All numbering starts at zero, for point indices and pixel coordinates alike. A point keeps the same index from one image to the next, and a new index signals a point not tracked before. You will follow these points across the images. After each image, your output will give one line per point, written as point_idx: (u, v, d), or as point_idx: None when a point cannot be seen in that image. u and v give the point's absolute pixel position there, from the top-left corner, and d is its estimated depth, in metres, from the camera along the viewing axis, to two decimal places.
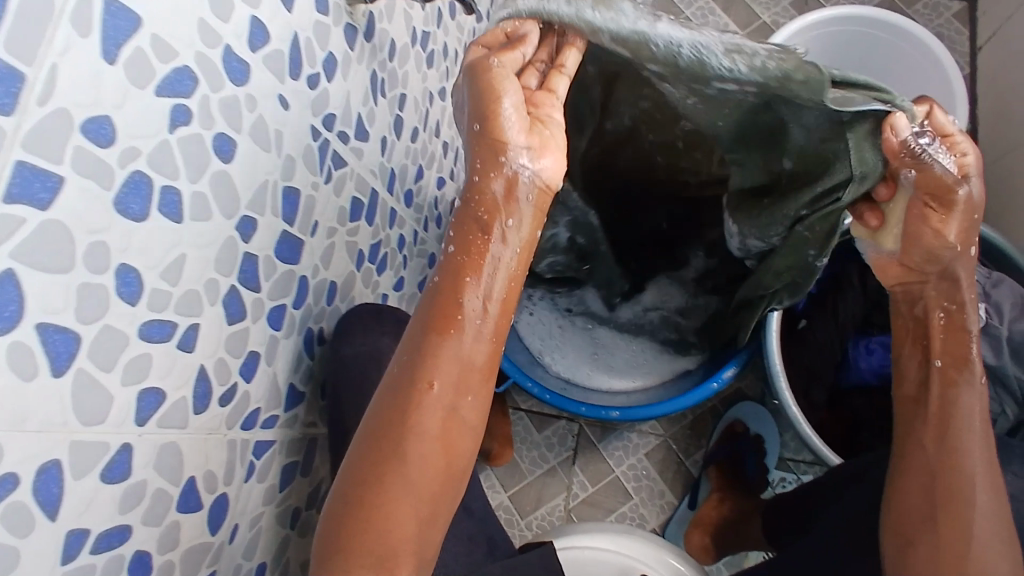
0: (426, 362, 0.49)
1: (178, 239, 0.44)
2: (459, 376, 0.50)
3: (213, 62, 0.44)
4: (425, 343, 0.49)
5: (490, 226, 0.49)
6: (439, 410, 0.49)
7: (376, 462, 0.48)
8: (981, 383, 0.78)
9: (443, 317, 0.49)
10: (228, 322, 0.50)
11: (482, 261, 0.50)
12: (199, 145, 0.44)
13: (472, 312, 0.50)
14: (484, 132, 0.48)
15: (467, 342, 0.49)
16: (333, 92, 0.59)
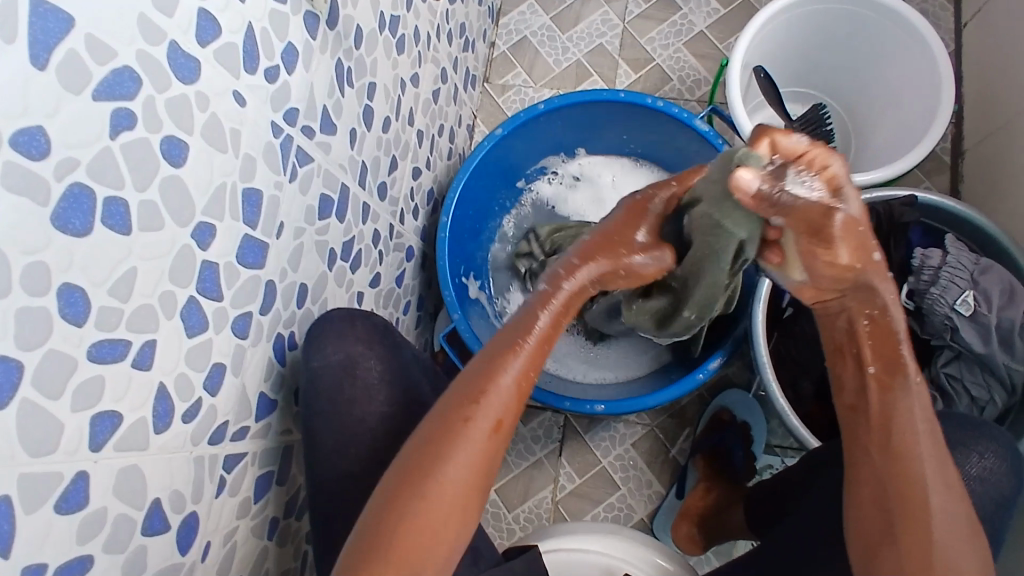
0: (490, 376, 0.53)
1: (127, 252, 0.41)
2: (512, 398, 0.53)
3: (158, 60, 0.41)
4: (478, 385, 0.52)
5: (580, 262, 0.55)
6: (489, 425, 0.52)
7: (424, 461, 0.51)
8: (970, 370, 0.76)
9: (497, 366, 0.53)
10: (187, 336, 0.47)
11: (541, 320, 0.54)
12: (146, 151, 0.41)
13: (538, 339, 0.54)
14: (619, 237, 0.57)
15: (530, 367, 0.54)
16: (294, 85, 0.56)
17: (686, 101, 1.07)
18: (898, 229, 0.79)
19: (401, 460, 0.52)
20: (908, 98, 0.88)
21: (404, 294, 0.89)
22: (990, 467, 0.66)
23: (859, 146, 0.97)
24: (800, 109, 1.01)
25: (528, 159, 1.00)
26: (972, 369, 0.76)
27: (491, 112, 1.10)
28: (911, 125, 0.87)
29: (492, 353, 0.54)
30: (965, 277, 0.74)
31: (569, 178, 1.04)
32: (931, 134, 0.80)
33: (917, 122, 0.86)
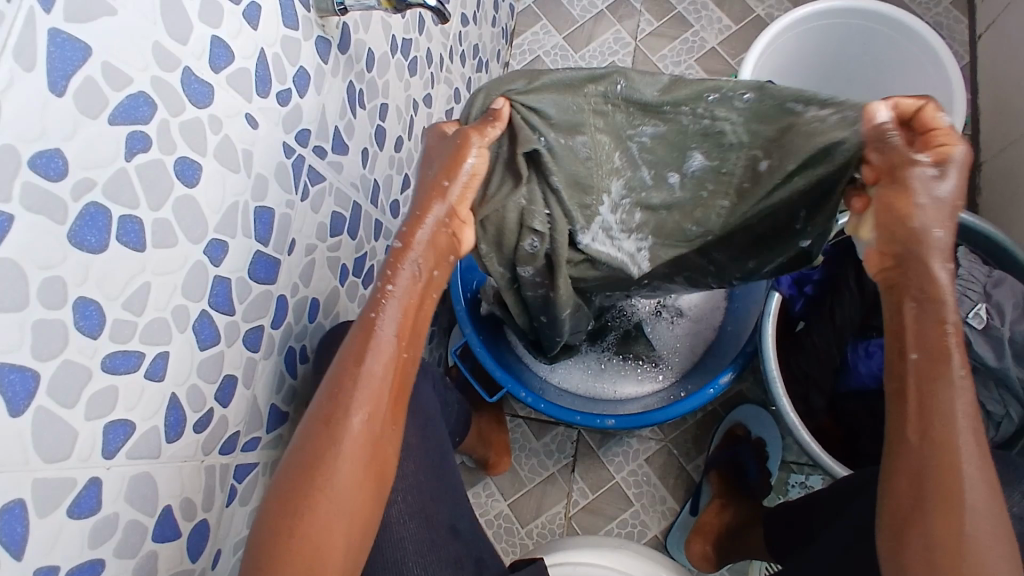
0: (350, 361, 0.53)
1: (141, 268, 0.43)
2: (376, 380, 0.53)
3: (172, 85, 0.43)
4: (337, 381, 0.52)
5: (407, 243, 0.55)
6: (357, 413, 0.52)
7: (308, 464, 0.51)
8: (985, 384, 0.75)
9: (352, 357, 0.53)
10: (199, 348, 0.49)
11: (385, 297, 0.55)
12: (160, 171, 0.43)
13: (384, 314, 0.54)
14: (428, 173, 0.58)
15: (383, 344, 0.54)
16: (306, 107, 0.59)
17: None
18: None
19: (282, 475, 0.51)
20: None
21: None
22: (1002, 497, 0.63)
23: None
24: None
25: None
26: (988, 384, 0.75)
27: None
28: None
29: (345, 343, 0.54)
30: (977, 291, 0.74)
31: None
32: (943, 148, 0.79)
33: None
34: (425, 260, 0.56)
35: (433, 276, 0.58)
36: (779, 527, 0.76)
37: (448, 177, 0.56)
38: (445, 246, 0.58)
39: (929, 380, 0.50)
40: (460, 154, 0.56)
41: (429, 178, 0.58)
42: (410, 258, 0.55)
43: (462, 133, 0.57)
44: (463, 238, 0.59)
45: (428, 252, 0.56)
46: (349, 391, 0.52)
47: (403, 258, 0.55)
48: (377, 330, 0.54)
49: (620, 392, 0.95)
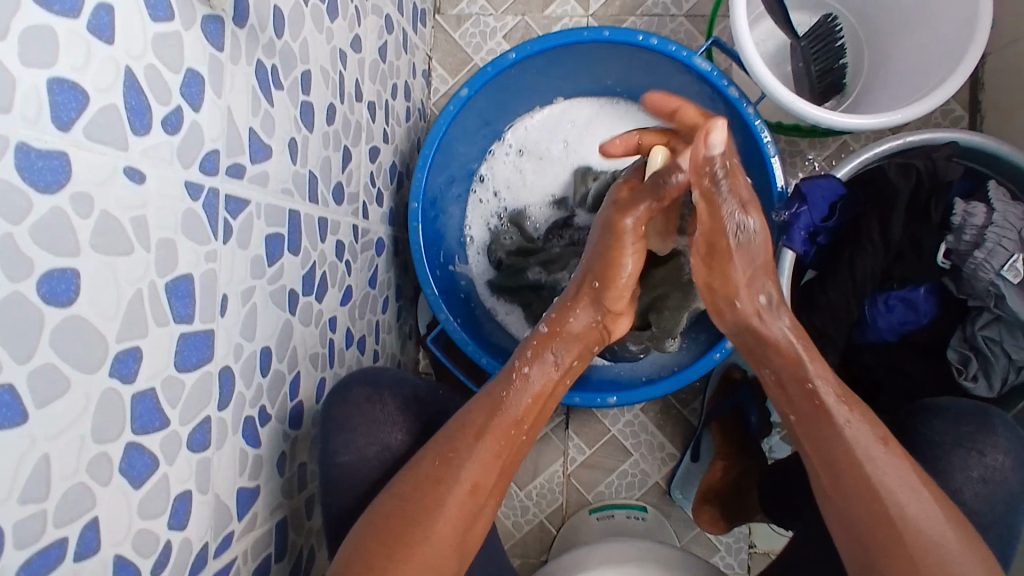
0: (473, 432, 0.55)
1: (29, 444, 0.31)
2: (490, 455, 0.54)
3: (1, 179, 0.29)
4: (450, 445, 0.54)
5: (557, 345, 0.59)
6: (462, 483, 0.53)
7: (405, 518, 0.51)
8: (1013, 332, 0.64)
9: (473, 428, 0.55)
10: (133, 488, 0.38)
11: (516, 375, 0.57)
12: (19, 306, 0.30)
13: (515, 393, 0.56)
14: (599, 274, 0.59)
15: (507, 419, 0.55)
16: (206, 121, 0.43)
17: (673, 17, 0.91)
18: (940, 187, 0.66)
19: (373, 516, 0.52)
20: (934, 15, 0.75)
21: (379, 292, 0.79)
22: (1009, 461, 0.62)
23: (870, 68, 0.84)
24: (807, 17, 0.87)
25: (495, 118, 0.85)
26: (1017, 332, 0.64)
27: (448, 51, 0.95)
28: (935, 51, 0.74)
29: (469, 413, 0.56)
30: (1015, 239, 0.62)
31: (516, 147, 0.89)
32: (962, 72, 0.68)
33: (941, 47, 0.73)
34: (567, 350, 0.59)
35: (573, 364, 0.60)
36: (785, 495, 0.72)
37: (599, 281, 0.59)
38: (591, 340, 0.61)
39: (816, 423, 0.53)
40: (621, 256, 0.58)
41: (593, 271, 0.60)
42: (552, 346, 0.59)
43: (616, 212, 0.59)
44: (613, 327, 0.62)
45: (574, 345, 0.60)
46: (454, 462, 0.53)
47: (547, 346, 0.59)
48: (507, 405, 0.56)
49: None
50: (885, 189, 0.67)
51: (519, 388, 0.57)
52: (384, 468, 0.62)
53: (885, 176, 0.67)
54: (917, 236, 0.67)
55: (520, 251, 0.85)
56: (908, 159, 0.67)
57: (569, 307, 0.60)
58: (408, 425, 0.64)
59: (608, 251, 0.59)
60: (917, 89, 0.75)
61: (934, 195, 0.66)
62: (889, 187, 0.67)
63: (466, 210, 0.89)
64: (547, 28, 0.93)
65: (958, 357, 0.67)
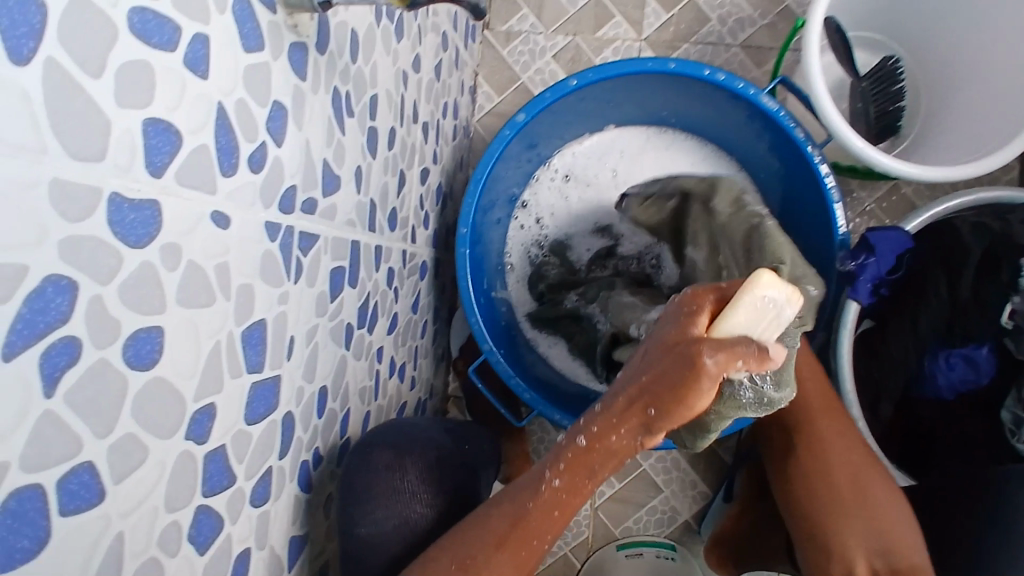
0: (494, 542, 0.46)
1: (105, 525, 0.28)
2: (511, 567, 0.46)
3: (96, 236, 0.26)
4: (468, 550, 0.46)
5: (594, 458, 0.43)
6: None
7: None
8: None
9: (494, 537, 0.46)
10: (200, 554, 0.35)
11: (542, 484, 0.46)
12: (103, 374, 0.27)
13: (541, 499, 0.45)
14: (655, 393, 0.40)
15: (531, 529, 0.46)
16: (287, 157, 0.40)
17: (728, 47, 0.89)
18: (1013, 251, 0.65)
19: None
20: (999, 69, 0.72)
21: (419, 317, 0.77)
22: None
23: (927, 113, 0.82)
24: (867, 55, 0.85)
25: (543, 143, 0.83)
26: None
27: (495, 68, 0.92)
28: (997, 106, 0.72)
29: (492, 517, 0.47)
30: None
31: (563, 173, 0.87)
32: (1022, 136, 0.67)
33: (1003, 104, 0.72)
34: (609, 465, 0.43)
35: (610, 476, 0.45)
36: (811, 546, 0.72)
37: (656, 408, 0.40)
38: (632, 457, 0.43)
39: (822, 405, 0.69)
40: (690, 390, 0.38)
41: (643, 385, 0.40)
42: (582, 472, 0.44)
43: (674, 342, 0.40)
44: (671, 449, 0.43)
45: (614, 461, 0.43)
46: (471, 573, 0.45)
47: (589, 458, 0.43)
48: (532, 512, 0.46)
49: None
50: (953, 247, 0.67)
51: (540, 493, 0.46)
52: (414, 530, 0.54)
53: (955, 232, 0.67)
54: (982, 292, 0.66)
55: (563, 284, 0.84)
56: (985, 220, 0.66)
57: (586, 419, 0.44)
58: (432, 497, 0.55)
59: (667, 373, 0.39)
60: (972, 142, 0.74)
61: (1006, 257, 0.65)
62: (960, 244, 0.66)
63: (508, 234, 0.87)
64: (598, 50, 0.91)
65: (1012, 418, 0.66)
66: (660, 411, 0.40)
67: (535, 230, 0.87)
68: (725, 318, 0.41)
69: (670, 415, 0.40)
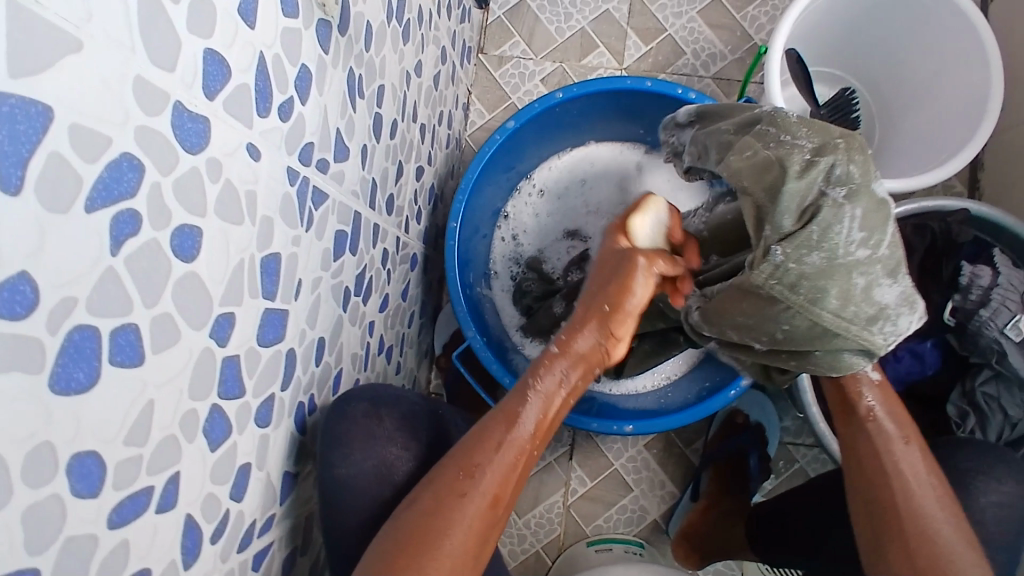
0: (487, 446, 0.51)
1: (141, 388, 0.32)
2: (506, 469, 0.51)
3: (160, 132, 0.31)
4: (466, 452, 0.51)
5: (563, 363, 0.53)
6: (480, 495, 0.49)
7: (418, 527, 0.48)
8: (1010, 390, 0.69)
9: (490, 440, 0.51)
10: (211, 451, 0.39)
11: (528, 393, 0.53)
12: (154, 254, 0.32)
13: (527, 411, 0.52)
14: (606, 291, 0.54)
15: (517, 433, 0.52)
16: (308, 115, 0.46)
17: (701, 79, 0.98)
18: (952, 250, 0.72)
19: (397, 526, 0.50)
20: (945, 100, 0.82)
21: (408, 306, 0.82)
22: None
23: (881, 141, 0.91)
24: (824, 91, 0.95)
25: (520, 163, 0.89)
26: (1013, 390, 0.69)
27: (487, 88, 1.00)
28: (942, 132, 0.81)
29: (485, 425, 0.53)
30: (1018, 301, 0.67)
31: (539, 189, 0.94)
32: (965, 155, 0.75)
33: (948, 130, 0.81)
34: (573, 371, 0.54)
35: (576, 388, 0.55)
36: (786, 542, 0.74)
37: (610, 304, 0.54)
38: (593, 362, 0.55)
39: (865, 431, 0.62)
40: (627, 280, 0.54)
41: (593, 294, 0.55)
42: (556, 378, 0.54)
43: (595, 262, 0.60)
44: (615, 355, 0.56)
45: (578, 365, 0.54)
46: (474, 475, 0.50)
47: (559, 361, 0.53)
48: (520, 421, 0.52)
49: (648, 382, 0.88)
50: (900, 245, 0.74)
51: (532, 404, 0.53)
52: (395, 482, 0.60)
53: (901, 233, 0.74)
54: (926, 290, 0.73)
55: (546, 293, 0.88)
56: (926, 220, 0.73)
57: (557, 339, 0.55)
58: (407, 440, 0.62)
59: (617, 275, 0.55)
60: (922, 163, 0.83)
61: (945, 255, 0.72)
62: (906, 244, 0.73)
63: (491, 245, 0.93)
64: (583, 76, 0.99)
65: (957, 411, 0.72)
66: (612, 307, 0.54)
67: (517, 239, 0.93)
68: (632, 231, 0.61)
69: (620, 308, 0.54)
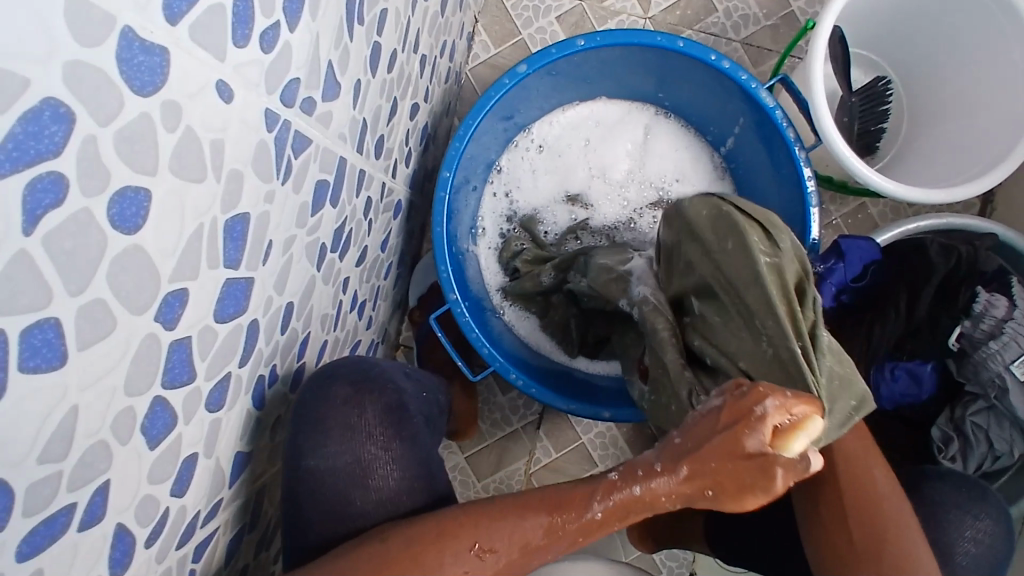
0: (514, 515, 0.48)
1: (62, 393, 0.26)
2: (529, 541, 0.47)
3: (102, 71, 0.24)
4: (484, 504, 0.50)
5: (629, 500, 0.44)
6: (487, 558, 0.47)
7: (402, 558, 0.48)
8: (999, 424, 0.70)
9: (535, 509, 0.47)
10: (148, 448, 0.33)
11: (587, 511, 0.45)
12: (86, 229, 0.25)
13: (585, 515, 0.45)
14: (716, 472, 0.41)
15: (566, 535, 0.46)
16: (297, 46, 0.38)
17: (729, 41, 0.89)
18: (972, 276, 0.71)
19: (370, 552, 0.49)
20: (984, 109, 0.76)
21: (387, 257, 0.75)
22: (988, 533, 0.65)
23: (907, 138, 0.85)
24: (859, 72, 0.87)
25: (520, 113, 0.81)
26: (1002, 424, 0.70)
27: (496, 19, 0.90)
28: (974, 144, 0.76)
29: (533, 493, 0.48)
30: None
31: (537, 144, 0.86)
32: (996, 177, 0.70)
33: (982, 143, 0.75)
34: (635, 512, 0.44)
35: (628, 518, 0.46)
36: (732, 537, 0.75)
37: (716, 493, 0.42)
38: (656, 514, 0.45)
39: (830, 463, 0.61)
40: (753, 494, 0.40)
41: (706, 463, 0.42)
42: (620, 514, 0.45)
43: (731, 424, 0.41)
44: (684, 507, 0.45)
45: (641, 512, 0.45)
46: (481, 532, 0.48)
47: (626, 494, 0.44)
48: (575, 522, 0.46)
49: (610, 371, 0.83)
50: (921, 266, 0.72)
51: (581, 522, 0.46)
52: (365, 483, 0.56)
53: (925, 253, 0.72)
54: (936, 315, 0.72)
55: (537, 258, 0.82)
56: (954, 243, 0.71)
57: (643, 472, 0.44)
58: (387, 441, 0.58)
59: (741, 469, 0.40)
60: (949, 174, 0.77)
61: (964, 280, 0.71)
62: (927, 263, 0.71)
63: (481, 199, 0.85)
64: (603, 20, 0.90)
65: (941, 435, 0.72)
66: (715, 497, 0.42)
67: (511, 194, 0.86)
68: (791, 437, 0.40)
69: (722, 502, 0.42)
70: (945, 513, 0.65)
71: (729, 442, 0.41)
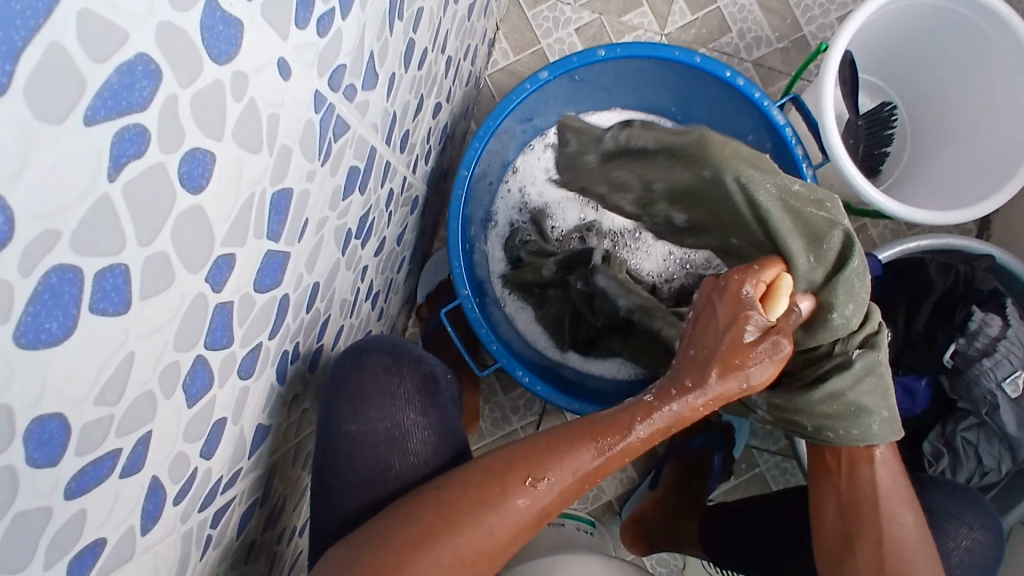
0: (561, 446, 0.50)
1: (122, 338, 0.27)
2: (575, 468, 0.50)
3: (187, 36, 0.25)
4: (538, 442, 0.52)
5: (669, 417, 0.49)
6: (539, 495, 0.50)
7: (466, 502, 0.50)
8: (989, 440, 0.73)
9: (577, 437, 0.50)
10: (187, 406, 0.34)
11: (628, 431, 0.49)
12: (158, 183, 0.26)
13: (630, 436, 0.49)
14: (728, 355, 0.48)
15: (612, 454, 0.50)
16: (346, 33, 0.39)
17: (741, 61, 0.92)
18: (971, 294, 0.74)
19: (430, 499, 0.51)
20: (988, 135, 0.78)
21: (401, 251, 0.76)
22: (974, 541, 0.68)
23: (909, 163, 0.87)
24: (865, 98, 0.90)
25: (539, 116, 0.83)
26: (991, 440, 0.73)
27: (517, 27, 0.92)
28: (978, 168, 0.78)
29: (572, 426, 0.51)
30: (1021, 357, 0.70)
31: (553, 148, 0.88)
32: (1000, 199, 0.73)
33: (986, 166, 0.78)
34: (673, 425, 0.49)
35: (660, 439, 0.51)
36: (727, 535, 0.78)
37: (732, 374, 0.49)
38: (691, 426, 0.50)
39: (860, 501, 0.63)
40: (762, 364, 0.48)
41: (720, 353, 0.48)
42: (661, 430, 0.49)
43: (729, 305, 0.48)
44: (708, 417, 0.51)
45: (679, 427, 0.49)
46: (537, 467, 0.50)
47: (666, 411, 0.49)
48: (619, 444, 0.49)
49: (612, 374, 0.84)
50: (920, 281, 0.76)
51: (626, 444, 0.49)
52: (403, 448, 0.62)
53: (925, 269, 0.75)
54: (933, 331, 0.75)
55: (542, 252, 0.83)
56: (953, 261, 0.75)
57: (678, 390, 0.49)
58: (424, 409, 0.64)
59: (750, 346, 0.48)
60: (953, 197, 0.80)
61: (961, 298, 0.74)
62: (927, 279, 0.75)
63: (495, 196, 0.87)
64: (620, 34, 0.92)
65: (932, 450, 0.75)
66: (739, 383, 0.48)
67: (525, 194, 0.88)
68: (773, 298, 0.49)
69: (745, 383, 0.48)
70: (934, 524, 0.67)
71: (733, 325, 0.48)
